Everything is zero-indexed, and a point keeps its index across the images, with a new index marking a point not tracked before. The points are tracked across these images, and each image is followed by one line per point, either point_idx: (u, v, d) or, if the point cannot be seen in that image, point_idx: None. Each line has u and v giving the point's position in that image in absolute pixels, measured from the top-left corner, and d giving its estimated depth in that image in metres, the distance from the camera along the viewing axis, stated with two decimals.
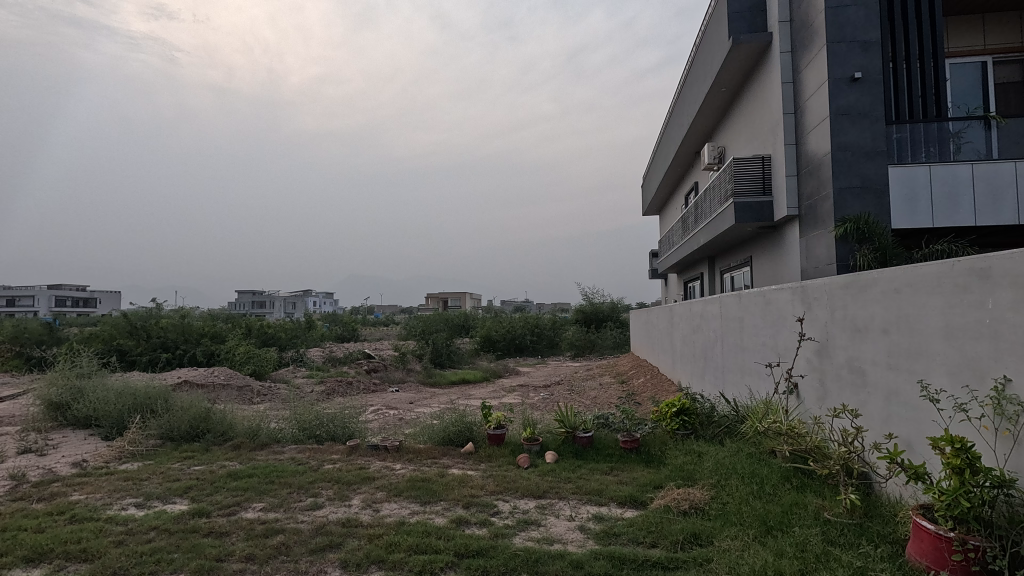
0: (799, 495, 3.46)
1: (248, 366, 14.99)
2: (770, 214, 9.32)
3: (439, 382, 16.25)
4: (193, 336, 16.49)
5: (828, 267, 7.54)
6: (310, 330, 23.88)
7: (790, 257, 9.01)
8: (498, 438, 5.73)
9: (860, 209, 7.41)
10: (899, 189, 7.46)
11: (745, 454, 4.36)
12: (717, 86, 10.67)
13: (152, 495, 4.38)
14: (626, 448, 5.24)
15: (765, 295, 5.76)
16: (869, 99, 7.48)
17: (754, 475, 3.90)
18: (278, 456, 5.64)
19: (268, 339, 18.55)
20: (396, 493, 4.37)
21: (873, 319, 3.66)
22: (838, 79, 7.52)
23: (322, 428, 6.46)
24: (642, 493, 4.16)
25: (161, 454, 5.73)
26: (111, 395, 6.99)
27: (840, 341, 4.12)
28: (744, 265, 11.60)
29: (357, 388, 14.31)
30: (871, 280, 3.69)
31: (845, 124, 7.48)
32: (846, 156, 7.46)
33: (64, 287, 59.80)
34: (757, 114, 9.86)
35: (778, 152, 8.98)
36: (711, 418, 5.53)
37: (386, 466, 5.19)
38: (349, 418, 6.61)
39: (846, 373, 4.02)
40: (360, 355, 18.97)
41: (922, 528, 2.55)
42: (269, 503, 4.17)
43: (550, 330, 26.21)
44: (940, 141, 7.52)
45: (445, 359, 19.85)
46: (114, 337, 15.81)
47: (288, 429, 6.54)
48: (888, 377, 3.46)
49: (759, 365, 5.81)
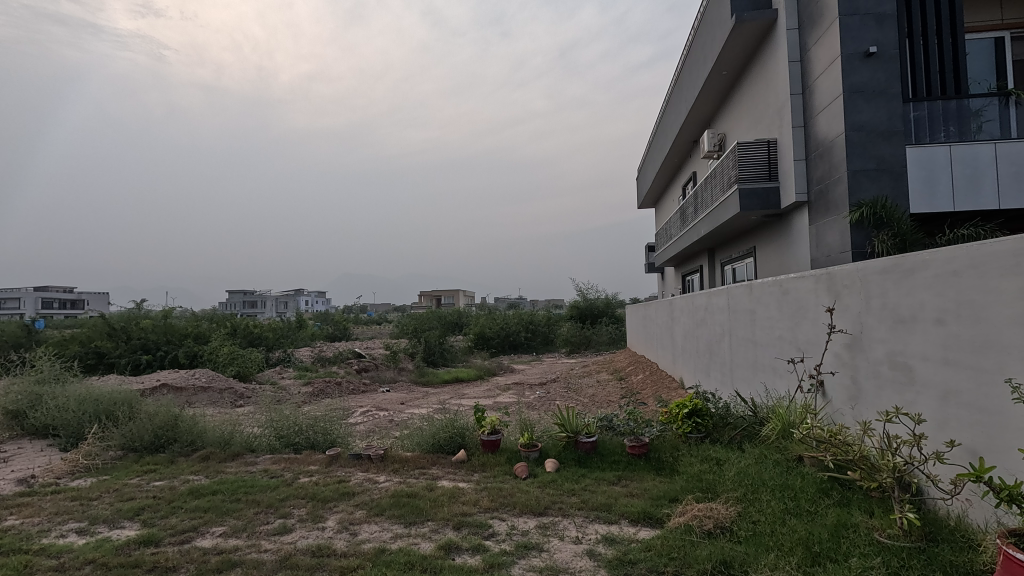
0: (844, 513, 2.98)
1: (231, 369, 14.37)
2: (777, 200, 8.84)
3: (432, 382, 15.70)
4: (176, 337, 15.86)
5: (843, 256, 7.09)
6: (300, 330, 23.28)
7: (799, 245, 8.54)
8: (492, 445, 5.20)
9: (876, 192, 6.96)
10: (917, 171, 7.01)
11: (770, 462, 3.89)
12: (718, 68, 10.21)
13: (98, 520, 3.85)
14: (634, 454, 4.77)
15: (783, 284, 5.27)
16: (885, 75, 6.99)
17: (785, 486, 3.43)
18: (250, 468, 5.11)
19: (254, 339, 17.73)
20: (378, 512, 3.86)
21: (922, 308, 3.17)
22: (851, 55, 7.03)
23: (301, 435, 5.92)
24: (657, 509, 3.67)
25: (120, 468, 5.17)
26: (70, 402, 6.40)
27: (878, 333, 3.64)
28: (748, 256, 11.11)
29: (346, 389, 13.75)
30: (918, 262, 3.21)
31: (859, 103, 7.00)
32: (861, 137, 6.99)
33: (50, 289, 58.87)
34: (761, 96, 9.39)
35: (785, 134, 8.51)
36: (727, 419, 5.02)
37: (368, 479, 4.67)
38: (330, 424, 6.07)
39: (887, 369, 3.54)
40: (350, 354, 18.41)
41: (1016, 561, 2.06)
42: (230, 527, 3.65)
43: (544, 326, 25.71)
44: (959, 120, 7.05)
45: (437, 357, 19.29)
46: (92, 339, 15.22)
47: (263, 437, 6.00)
48: (945, 375, 2.99)
49: (777, 361, 5.30)
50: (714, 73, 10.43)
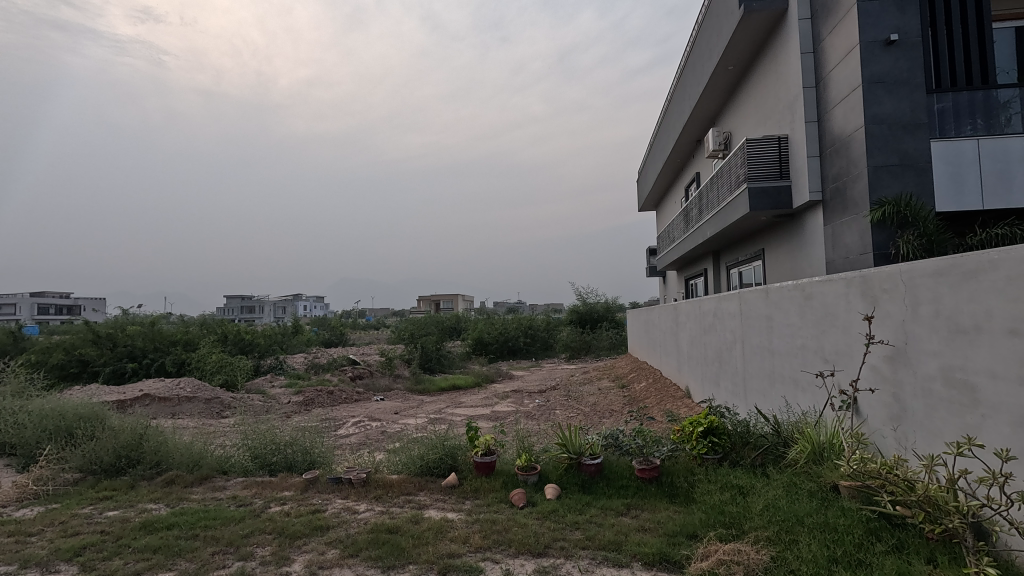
0: (904, 564, 2.49)
1: (219, 377, 13.86)
2: (788, 199, 8.38)
3: (427, 390, 15.17)
4: (163, 345, 15.36)
5: (864, 258, 6.62)
6: (294, 336, 22.80)
7: (813, 247, 8.06)
8: (486, 467, 4.70)
9: (899, 190, 6.50)
10: (943, 166, 6.54)
11: (802, 492, 3.42)
12: (724, 62, 9.80)
13: (30, 562, 3.34)
14: (644, 478, 4.30)
15: (805, 288, 4.79)
16: (907, 64, 6.53)
17: (825, 523, 2.96)
18: (217, 494, 4.59)
19: (245, 346, 17.16)
20: (353, 551, 3.36)
21: (990, 317, 2.69)
22: (871, 43, 6.57)
23: (278, 454, 5.40)
24: (674, 548, 3.17)
25: (72, 495, 4.64)
26: (28, 417, 5.88)
27: (929, 345, 3.16)
28: (756, 259, 10.66)
29: (339, 398, 13.24)
30: (984, 262, 2.73)
31: (879, 94, 6.55)
32: (882, 130, 6.54)
33: (46, 295, 58.37)
34: (771, 90, 8.95)
35: (798, 129, 8.06)
36: (746, 438, 4.52)
37: (346, 508, 4.16)
38: (310, 442, 5.55)
39: (941, 387, 3.06)
40: (344, 361, 17.92)
41: None
42: (181, 572, 3.16)
43: (544, 331, 25.19)
44: (986, 112, 6.58)
45: (434, 364, 18.79)
46: (77, 346, 14.73)
47: (238, 457, 5.49)
48: (1021, 397, 2.51)
49: (801, 374, 4.82)
50: (720, 68, 10.02)
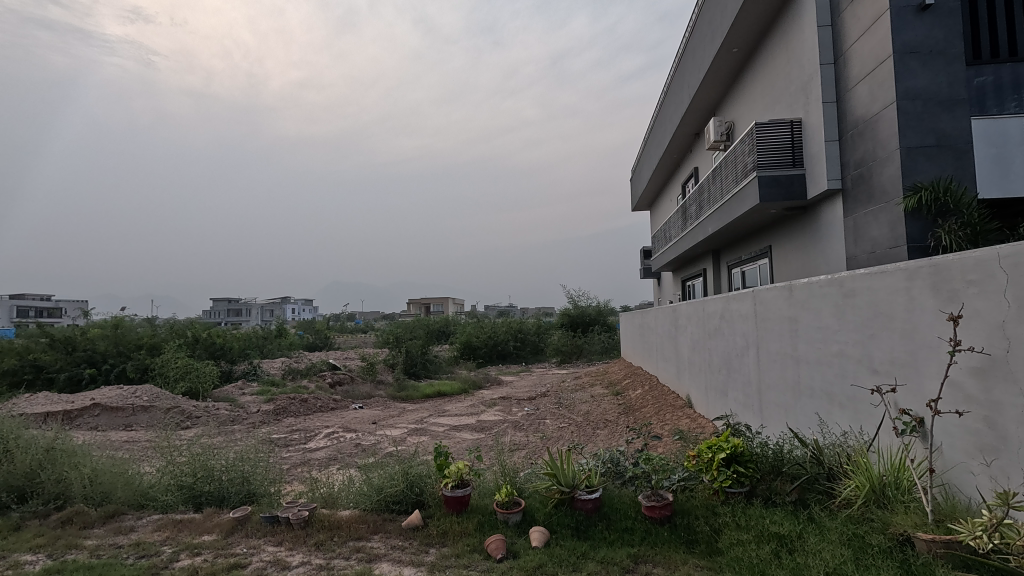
0: None
1: (182, 385, 12.81)
2: (802, 189, 7.58)
3: (411, 397, 14.16)
4: (127, 349, 14.28)
5: (895, 251, 5.82)
6: (275, 339, 21.76)
7: (831, 242, 7.26)
8: (458, 502, 3.80)
9: (936, 174, 5.72)
10: (985, 148, 5.84)
11: (869, 552, 2.58)
12: (728, 45, 9.04)
13: None
14: (654, 518, 3.43)
15: (845, 283, 3.92)
16: (943, 33, 5.74)
17: None
18: (118, 541, 3.64)
19: (216, 351, 15.94)
20: None
21: None
22: (902, 8, 5.77)
23: (209, 484, 4.44)
24: None
25: None
26: None
27: None
28: (762, 257, 9.89)
29: (314, 407, 12.19)
30: None
31: (913, 67, 5.75)
32: (916, 107, 5.74)
33: (26, 299, 56.71)
34: (781, 72, 8.18)
35: (813, 111, 7.26)
36: (778, 467, 3.67)
37: (273, 562, 3.24)
38: (249, 467, 4.60)
39: None
40: (324, 366, 16.90)
41: None
42: None
43: (534, 335, 24.30)
44: None
45: (420, 369, 17.87)
46: (31, 350, 13.68)
47: (161, 485, 4.54)
48: None
49: (842, 387, 3.95)
50: (724, 50, 9.24)
